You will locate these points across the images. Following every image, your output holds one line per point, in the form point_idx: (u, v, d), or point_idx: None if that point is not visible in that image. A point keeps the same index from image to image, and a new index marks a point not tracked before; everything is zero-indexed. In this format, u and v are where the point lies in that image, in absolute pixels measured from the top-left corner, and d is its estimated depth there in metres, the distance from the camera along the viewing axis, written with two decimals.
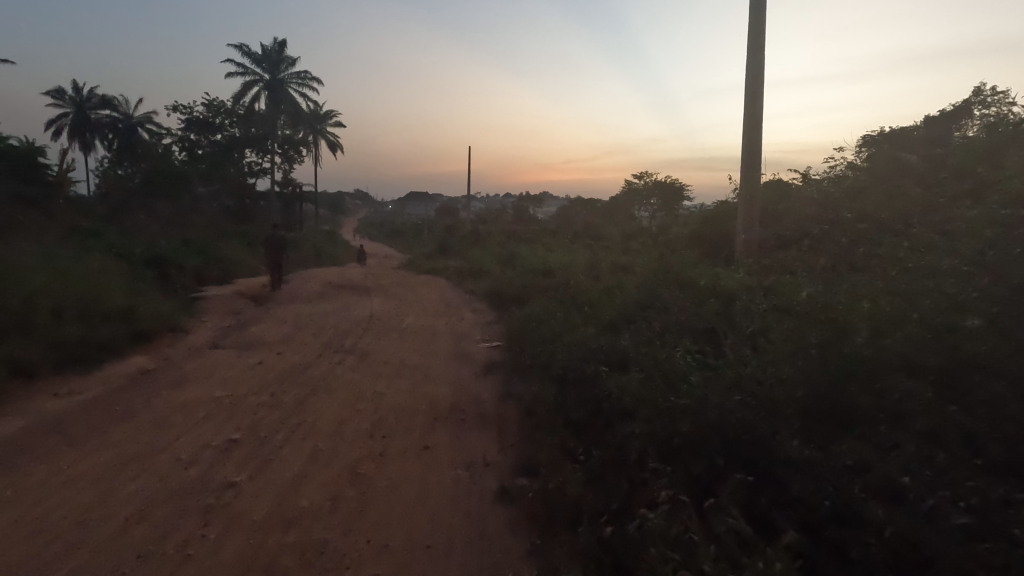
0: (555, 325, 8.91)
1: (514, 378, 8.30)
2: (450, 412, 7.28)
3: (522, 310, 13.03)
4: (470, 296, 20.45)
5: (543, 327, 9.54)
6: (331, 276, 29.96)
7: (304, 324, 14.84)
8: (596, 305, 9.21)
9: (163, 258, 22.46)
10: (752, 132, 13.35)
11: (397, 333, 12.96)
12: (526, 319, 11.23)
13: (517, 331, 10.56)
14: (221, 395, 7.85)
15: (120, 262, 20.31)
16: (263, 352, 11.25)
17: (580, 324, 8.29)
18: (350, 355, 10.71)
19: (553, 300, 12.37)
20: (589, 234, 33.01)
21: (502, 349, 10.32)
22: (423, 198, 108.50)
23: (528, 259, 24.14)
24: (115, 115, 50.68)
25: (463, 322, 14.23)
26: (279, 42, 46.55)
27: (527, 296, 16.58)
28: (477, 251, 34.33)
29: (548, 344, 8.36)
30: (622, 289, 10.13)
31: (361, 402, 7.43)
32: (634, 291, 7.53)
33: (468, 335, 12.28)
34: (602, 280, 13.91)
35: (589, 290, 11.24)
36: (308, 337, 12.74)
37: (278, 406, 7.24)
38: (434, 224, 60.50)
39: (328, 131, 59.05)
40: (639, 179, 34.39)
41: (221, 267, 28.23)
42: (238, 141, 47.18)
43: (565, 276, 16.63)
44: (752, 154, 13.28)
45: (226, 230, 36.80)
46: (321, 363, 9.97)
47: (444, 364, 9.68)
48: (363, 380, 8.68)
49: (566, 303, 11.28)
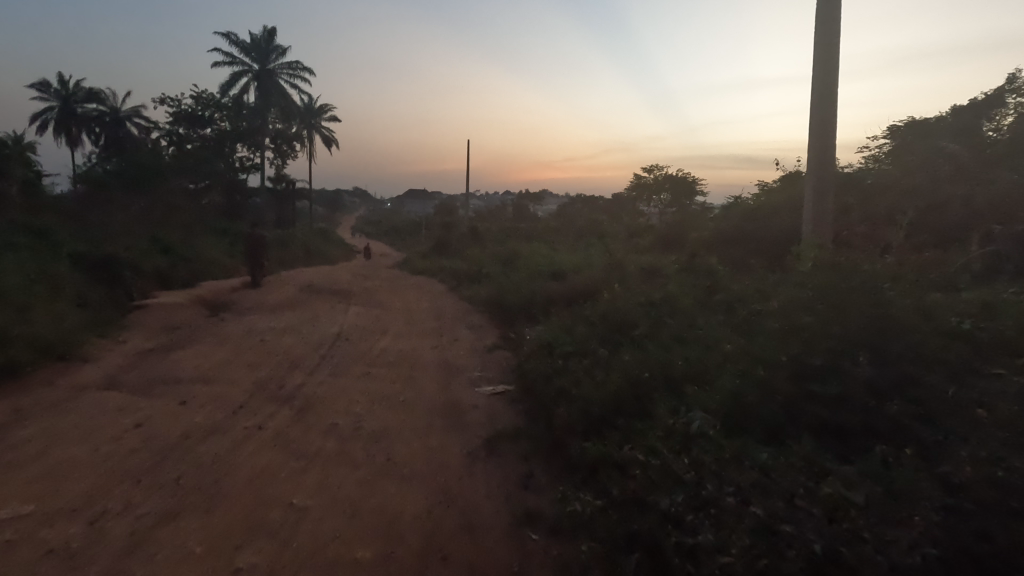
0: (601, 381, 5.53)
1: (539, 480, 4.91)
2: (419, 560, 3.88)
3: (535, 335, 9.70)
4: (468, 305, 17.16)
5: (574, 374, 6.17)
6: (313, 278, 26.37)
7: (247, 348, 11.23)
8: (660, 348, 5.87)
9: (110, 260, 18.76)
10: (825, 106, 10.30)
11: (366, 365, 9.44)
12: (546, 353, 7.90)
13: (531, 374, 7.15)
14: (6, 514, 4.37)
15: (47, 265, 16.46)
16: (165, 399, 7.68)
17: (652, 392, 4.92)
18: (284, 408, 7.18)
19: (577, 321, 9.06)
20: (595, 231, 29.77)
21: (511, 403, 6.88)
22: (421, 196, 105.03)
23: (534, 259, 20.91)
24: (97, 107, 46.57)
25: (456, 345, 10.91)
26: (269, 31, 42.91)
27: (539, 308, 13.33)
28: (475, 250, 30.90)
29: (596, 421, 4.95)
30: (691, 323, 6.80)
31: (253, 540, 4.01)
32: (768, 349, 4.19)
33: (461, 369, 8.92)
34: (640, 291, 10.50)
35: (633, 313, 7.87)
36: (240, 372, 9.17)
37: (85, 556, 3.81)
38: (431, 223, 57.33)
39: (321, 125, 55.41)
40: (649, 173, 31.21)
41: (190, 269, 24.65)
42: (224, 135, 43.45)
43: (585, 283, 13.21)
44: (823, 131, 10.32)
45: (206, 226, 33.37)
46: (234, 426, 6.46)
47: (421, 428, 6.28)
48: (279, 471, 5.20)
49: (599, 330, 7.87)
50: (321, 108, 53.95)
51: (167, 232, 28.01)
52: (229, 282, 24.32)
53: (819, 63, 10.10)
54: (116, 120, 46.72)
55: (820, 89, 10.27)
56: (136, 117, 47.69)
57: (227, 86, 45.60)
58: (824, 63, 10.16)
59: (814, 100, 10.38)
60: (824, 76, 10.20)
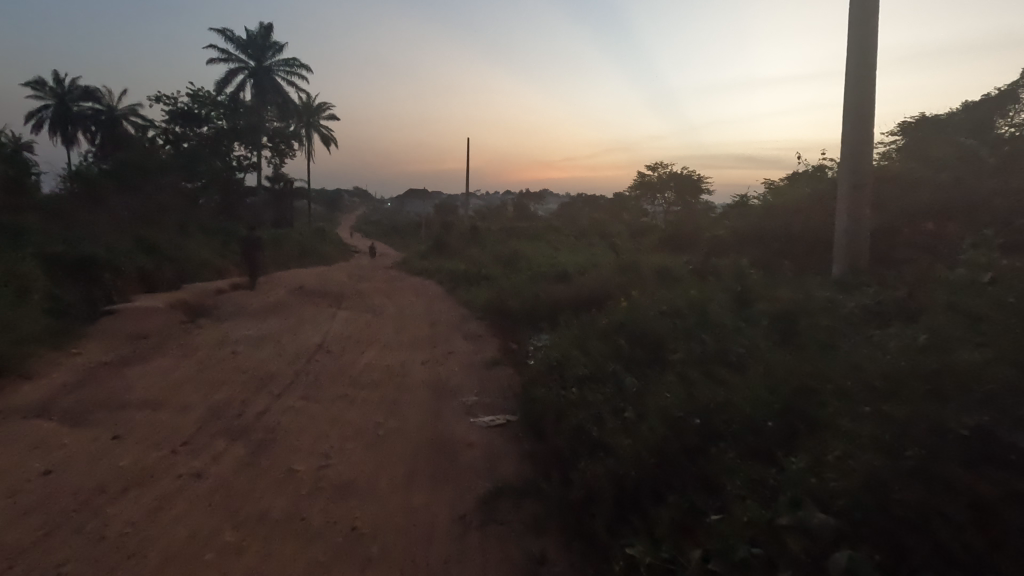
0: (634, 429, 4.28)
1: (553, 568, 3.67)
2: None
3: (540, 348, 8.45)
4: (466, 309, 15.97)
5: (595, 410, 4.90)
6: (306, 280, 25.01)
7: (215, 362, 9.86)
8: (705, 383, 4.62)
9: (87, 262, 17.44)
10: (864, 88, 9.29)
11: (345, 385, 8.12)
12: (555, 374, 6.64)
13: (538, 404, 5.88)
14: None
15: (10, 264, 15.01)
16: (97, 431, 6.37)
17: (709, 451, 3.68)
18: (237, 444, 5.88)
19: (589, 332, 7.81)
20: (597, 230, 28.66)
21: (514, 442, 5.59)
22: (421, 195, 103.85)
23: (535, 259, 19.72)
24: (93, 106, 44.55)
25: (451, 358, 9.66)
26: (265, 27, 41.73)
27: (542, 315, 12.14)
28: (473, 251, 29.60)
29: (634, 487, 3.70)
30: (735, 345, 5.57)
31: None
32: None
33: (453, 390, 7.66)
34: (660, 298, 9.27)
35: (657, 329, 6.63)
36: (198, 393, 7.88)
37: None
38: (429, 222, 56.19)
39: (319, 123, 54.19)
40: (652, 171, 30.12)
41: (176, 271, 23.34)
42: (222, 133, 41.87)
43: (594, 286, 11.99)
44: (861, 116, 9.30)
45: (198, 225, 32.09)
46: (168, 471, 5.17)
47: (399, 477, 4.98)
48: (205, 550, 3.91)
49: (618, 347, 6.62)
50: (319, 106, 52.75)
51: (154, 231, 26.56)
52: (218, 283, 23.03)
53: (854, 44, 9.31)
54: (113, 118, 45.34)
55: (856, 69, 9.32)
56: (133, 116, 46.31)
57: (223, 83, 44.41)
58: (861, 39, 9.32)
59: (852, 81, 9.38)
60: (862, 54, 9.32)
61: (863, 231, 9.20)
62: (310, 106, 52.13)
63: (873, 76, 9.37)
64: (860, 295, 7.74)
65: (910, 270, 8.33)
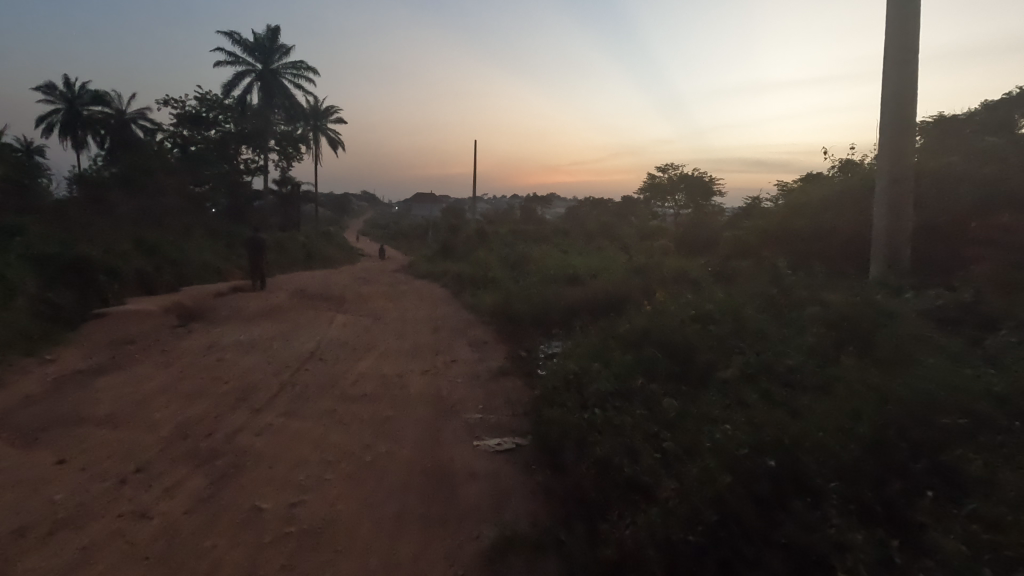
0: (682, 471, 3.36)
1: None
2: None
3: (552, 359, 7.52)
4: (471, 314, 15.08)
5: (626, 441, 3.99)
6: (307, 283, 24.18)
7: (197, 371, 8.99)
8: (765, 411, 3.69)
9: (82, 263, 16.70)
10: (908, 74, 8.40)
11: (334, 400, 7.22)
12: (570, 390, 5.71)
13: (552, 427, 4.95)
14: None
15: None
16: (44, 453, 5.51)
17: (789, 510, 2.75)
18: (200, 471, 4.99)
19: (606, 341, 6.86)
20: (606, 233, 27.74)
21: (525, 473, 4.68)
22: (428, 199, 103.20)
23: (544, 262, 18.83)
24: (103, 109, 43.85)
25: (453, 368, 8.76)
26: (273, 29, 41.19)
27: (553, 321, 11.24)
28: (479, 254, 28.71)
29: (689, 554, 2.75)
30: (785, 360, 4.65)
31: None
32: None
33: (454, 406, 6.75)
34: (684, 302, 8.34)
35: (687, 339, 5.71)
36: (170, 407, 7.00)
37: None
38: (436, 226, 55.42)
39: (326, 127, 53.61)
40: (664, 173, 29.15)
41: (175, 273, 22.59)
42: (228, 136, 41.30)
43: (608, 290, 11.08)
44: (903, 103, 8.37)
45: (205, 226, 31.50)
46: (108, 509, 4.28)
47: (384, 520, 4.07)
48: None
49: (644, 360, 5.68)
50: (327, 110, 52.25)
51: (156, 233, 25.82)
52: (219, 286, 22.29)
53: (896, 26, 8.42)
54: (121, 121, 44.84)
55: (898, 52, 8.41)
56: (142, 119, 45.85)
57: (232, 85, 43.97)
58: (902, 19, 8.41)
59: (891, 67, 8.50)
60: (899, 35, 8.41)
61: (906, 231, 8.24)
62: (318, 109, 51.63)
63: (914, 59, 8.45)
64: (915, 298, 6.78)
65: (970, 270, 7.35)
